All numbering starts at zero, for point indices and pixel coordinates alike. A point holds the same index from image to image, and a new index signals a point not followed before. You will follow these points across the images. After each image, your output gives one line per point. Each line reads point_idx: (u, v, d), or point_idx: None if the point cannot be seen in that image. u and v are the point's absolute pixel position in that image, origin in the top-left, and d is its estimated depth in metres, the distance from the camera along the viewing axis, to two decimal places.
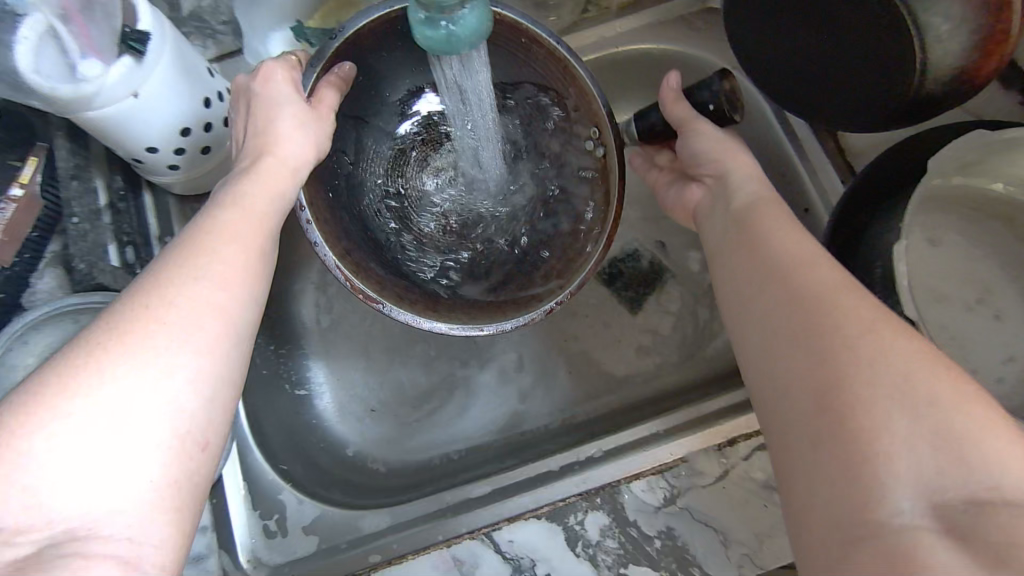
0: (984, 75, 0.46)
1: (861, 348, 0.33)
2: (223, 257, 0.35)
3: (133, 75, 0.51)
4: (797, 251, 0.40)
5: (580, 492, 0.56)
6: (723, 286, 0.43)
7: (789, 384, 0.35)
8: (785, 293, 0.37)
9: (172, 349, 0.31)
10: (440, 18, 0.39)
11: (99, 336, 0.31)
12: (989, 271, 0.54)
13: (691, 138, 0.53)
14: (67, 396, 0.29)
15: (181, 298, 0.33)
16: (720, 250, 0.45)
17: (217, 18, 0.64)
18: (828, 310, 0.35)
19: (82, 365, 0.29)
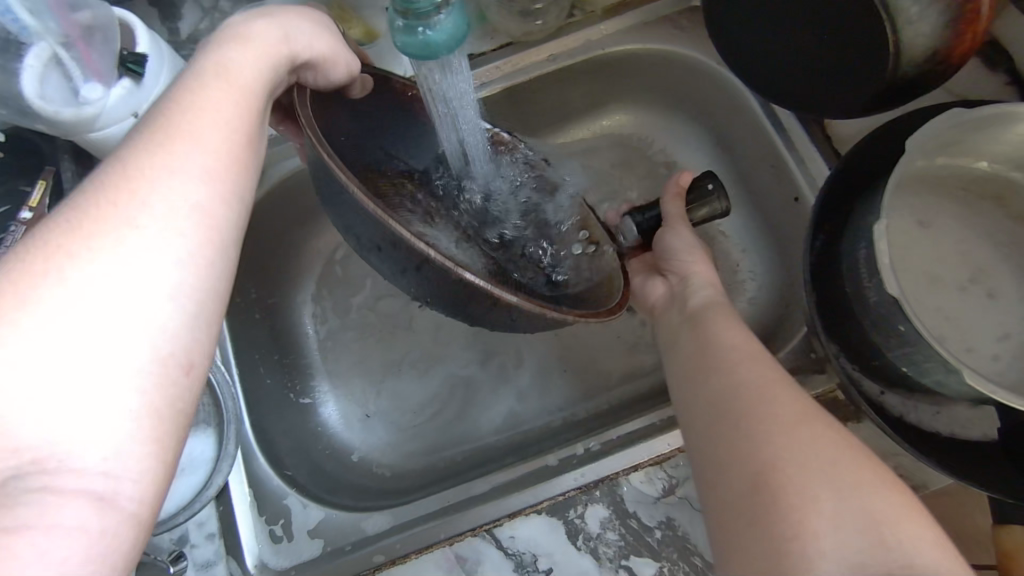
0: (959, 53, 0.46)
1: (778, 424, 0.39)
2: (189, 165, 0.32)
3: (133, 97, 0.53)
4: (739, 345, 0.46)
5: (579, 485, 0.57)
6: (677, 376, 0.48)
7: (728, 466, 0.39)
8: (730, 384, 0.43)
9: (130, 259, 0.28)
10: (418, 23, 0.40)
11: (47, 245, 0.28)
12: (980, 251, 0.54)
13: (670, 234, 0.58)
14: (23, 303, 0.26)
15: (139, 204, 0.30)
16: (677, 347, 0.50)
17: None
18: (760, 404, 0.40)
19: (33, 271, 0.27)
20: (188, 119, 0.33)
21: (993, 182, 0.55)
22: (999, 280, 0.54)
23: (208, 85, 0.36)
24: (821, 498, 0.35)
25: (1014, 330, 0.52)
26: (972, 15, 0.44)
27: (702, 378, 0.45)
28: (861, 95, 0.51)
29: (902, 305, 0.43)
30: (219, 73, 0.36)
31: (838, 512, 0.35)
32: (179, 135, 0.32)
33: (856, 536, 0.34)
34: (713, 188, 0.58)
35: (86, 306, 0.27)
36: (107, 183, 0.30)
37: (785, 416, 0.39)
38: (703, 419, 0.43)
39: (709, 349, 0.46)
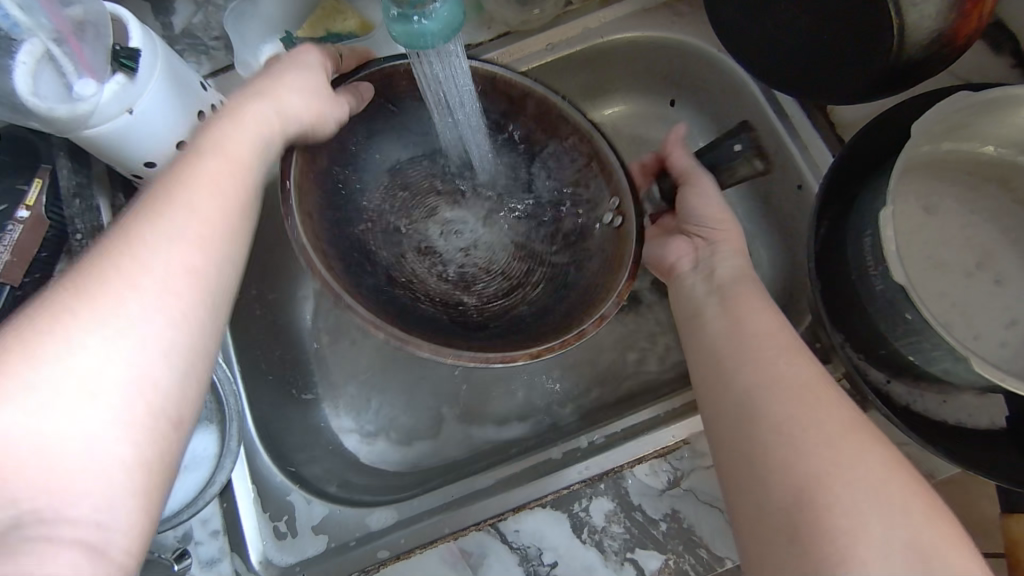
0: (963, 36, 0.45)
1: (814, 416, 0.40)
2: (160, 251, 0.34)
3: (126, 93, 0.52)
4: (771, 335, 0.45)
5: (583, 479, 0.56)
6: (701, 363, 0.47)
7: (768, 477, 0.39)
8: (764, 381, 0.42)
9: (112, 349, 0.32)
10: (414, 13, 0.39)
11: (30, 329, 0.31)
12: (987, 236, 0.54)
13: (692, 194, 0.55)
14: (33, 366, 0.30)
15: (125, 283, 0.33)
16: (700, 332, 0.49)
17: (208, 33, 0.67)
18: (800, 408, 0.40)
19: (28, 339, 0.30)
20: (181, 197, 0.37)
21: (999, 166, 0.54)
22: (1006, 265, 0.53)
23: (195, 162, 0.39)
24: (860, 485, 0.37)
25: (1021, 315, 0.51)
26: None
27: (733, 373, 0.44)
28: (864, 81, 0.51)
29: (908, 292, 0.43)
30: (216, 149, 0.40)
31: (880, 500, 0.36)
32: (163, 216, 0.35)
33: (898, 520, 0.35)
34: (741, 147, 0.53)
35: (84, 385, 0.31)
36: (97, 263, 0.33)
37: (816, 410, 0.40)
38: (732, 420, 0.42)
39: (737, 345, 0.45)
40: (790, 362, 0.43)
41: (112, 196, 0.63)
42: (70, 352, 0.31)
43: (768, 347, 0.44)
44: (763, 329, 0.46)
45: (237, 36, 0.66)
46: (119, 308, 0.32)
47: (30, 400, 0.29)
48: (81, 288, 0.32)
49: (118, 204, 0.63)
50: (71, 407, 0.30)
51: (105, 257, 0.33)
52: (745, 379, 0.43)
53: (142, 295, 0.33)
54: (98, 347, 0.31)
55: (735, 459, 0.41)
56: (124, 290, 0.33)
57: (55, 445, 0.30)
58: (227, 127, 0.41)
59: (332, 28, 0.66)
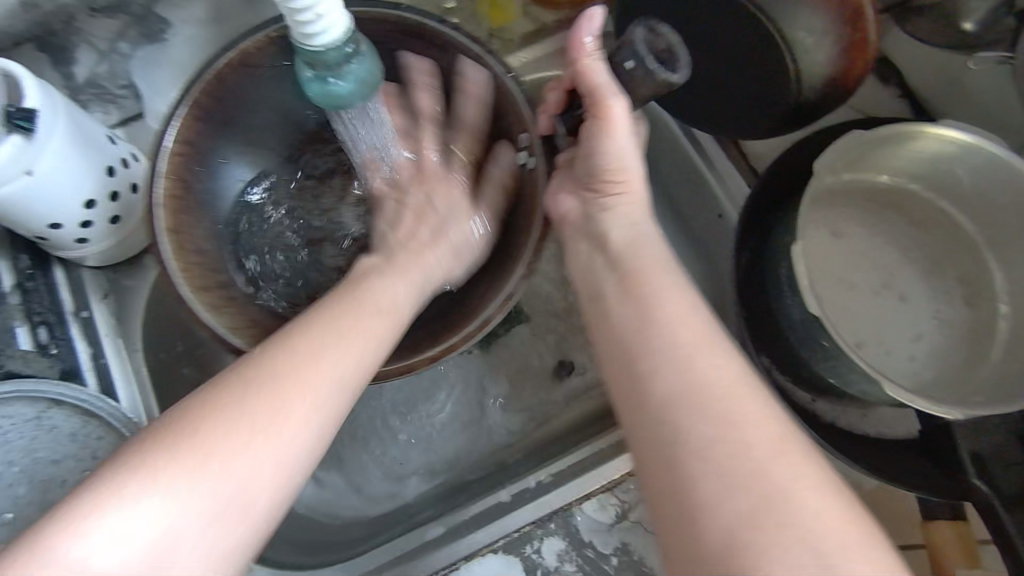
0: (853, 78, 0.49)
1: (735, 409, 0.36)
2: (315, 422, 0.38)
3: (24, 155, 0.49)
4: (681, 315, 0.40)
5: (535, 520, 0.56)
6: (610, 336, 0.42)
7: (700, 493, 0.35)
8: (684, 379, 0.38)
9: (247, 463, 0.36)
10: (330, 75, 0.39)
11: (157, 455, 0.35)
12: (889, 256, 0.58)
13: (600, 128, 0.46)
14: (147, 488, 0.34)
15: (269, 413, 0.37)
16: (605, 310, 0.43)
17: (115, 81, 0.62)
18: (726, 423, 0.36)
19: (84, 513, 0.33)
20: (304, 361, 0.39)
21: (895, 192, 0.58)
22: (909, 282, 0.57)
23: (348, 313, 0.42)
24: (795, 479, 0.35)
25: (924, 329, 0.55)
26: (861, 43, 0.47)
27: (642, 376, 0.39)
28: (766, 120, 0.54)
29: (822, 320, 0.45)
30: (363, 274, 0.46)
31: (813, 483, 0.35)
32: (308, 372, 0.38)
33: (833, 502, 0.34)
34: (637, 65, 0.45)
35: (205, 486, 0.35)
36: (227, 389, 0.37)
37: (738, 400, 0.37)
38: (655, 435, 0.37)
39: (645, 343, 0.40)
40: (703, 350, 0.39)
41: (15, 258, 0.60)
42: (186, 477, 0.35)
43: (684, 342, 0.39)
44: (673, 313, 0.40)
45: (146, 84, 0.63)
46: (254, 448, 0.36)
47: (160, 499, 0.34)
48: (195, 413, 0.36)
49: (22, 266, 0.60)
50: (188, 501, 0.34)
51: (237, 380, 0.37)
52: (670, 383, 0.38)
53: (256, 435, 0.36)
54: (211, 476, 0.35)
55: (665, 478, 0.36)
56: (247, 438, 0.36)
57: (175, 526, 0.34)
58: (391, 281, 0.46)
59: None
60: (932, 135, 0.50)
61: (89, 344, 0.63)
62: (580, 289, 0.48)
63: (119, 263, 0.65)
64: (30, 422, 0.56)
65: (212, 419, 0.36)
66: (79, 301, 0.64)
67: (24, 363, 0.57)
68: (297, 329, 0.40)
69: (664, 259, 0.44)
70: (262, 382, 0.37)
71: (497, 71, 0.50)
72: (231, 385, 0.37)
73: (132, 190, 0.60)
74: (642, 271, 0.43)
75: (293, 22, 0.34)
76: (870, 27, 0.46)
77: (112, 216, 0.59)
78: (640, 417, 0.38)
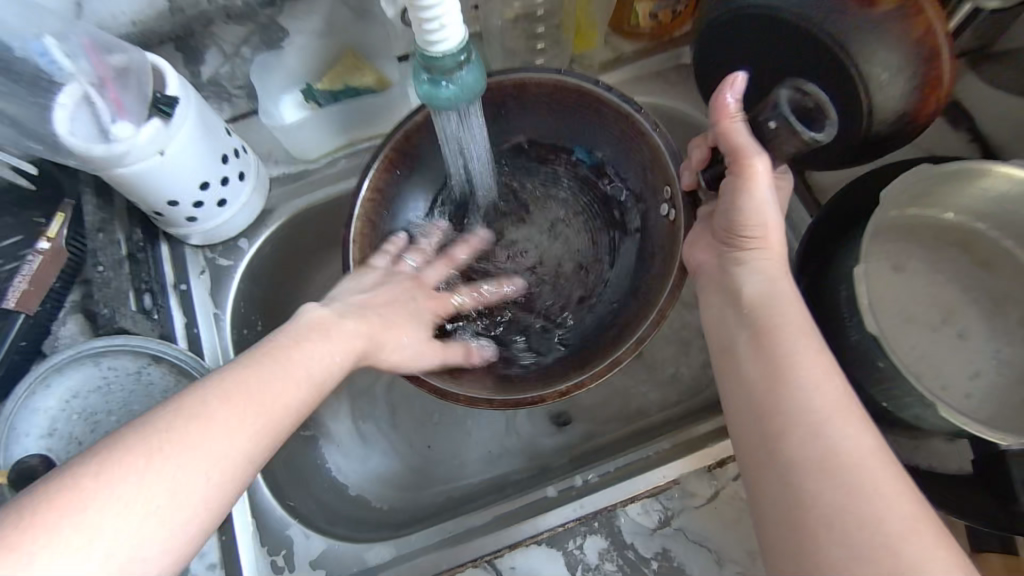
0: (926, 113, 0.51)
1: (882, 492, 0.37)
2: (172, 486, 0.36)
3: (159, 137, 0.56)
4: (817, 377, 0.41)
5: (578, 516, 0.58)
6: (736, 397, 0.44)
7: (833, 566, 0.35)
8: (816, 446, 0.38)
9: (104, 534, 0.34)
10: (442, 78, 0.43)
11: (69, 491, 0.34)
12: (951, 294, 0.59)
13: (740, 184, 0.47)
14: (61, 518, 0.33)
15: (135, 484, 0.35)
16: (734, 367, 0.45)
17: (234, 82, 0.70)
18: (863, 492, 0.36)
19: (40, 520, 0.33)
20: (204, 439, 0.38)
21: (961, 231, 0.59)
22: (969, 321, 0.58)
23: (258, 374, 0.42)
24: (933, 568, 0.34)
25: (982, 368, 0.56)
26: (935, 82, 0.49)
27: (785, 445, 0.40)
28: (839, 148, 0.56)
29: (880, 341, 0.47)
30: (266, 353, 0.44)
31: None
32: (202, 435, 0.38)
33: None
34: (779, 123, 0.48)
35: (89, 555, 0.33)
36: (129, 444, 0.36)
37: (886, 485, 0.37)
38: (781, 503, 0.38)
39: (774, 401, 0.41)
40: (850, 430, 0.39)
41: (130, 232, 0.67)
42: (80, 526, 0.33)
43: (821, 410, 0.39)
44: (810, 378, 0.41)
45: (262, 91, 0.70)
46: (106, 511, 0.34)
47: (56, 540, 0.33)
48: (108, 458, 0.36)
49: (134, 238, 0.67)
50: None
51: (151, 437, 0.37)
52: (803, 466, 0.38)
53: (124, 513, 0.34)
54: (113, 510, 0.34)
55: (800, 543, 0.37)
56: (164, 464, 0.36)
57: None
58: (318, 343, 0.46)
59: (353, 83, 0.69)
60: (1001, 174, 0.51)
61: (185, 315, 0.69)
62: (710, 341, 0.48)
63: (218, 244, 0.71)
64: (130, 376, 0.61)
65: (118, 451, 0.36)
66: (179, 275, 0.71)
67: (131, 321, 0.62)
68: (216, 401, 0.40)
69: (810, 329, 0.44)
70: (179, 433, 0.37)
71: (644, 127, 0.53)
72: (143, 438, 0.37)
73: (239, 178, 0.67)
74: (788, 339, 0.43)
75: (420, 27, 0.39)
76: (944, 65, 0.48)
77: (220, 199, 0.66)
78: (779, 480, 0.39)
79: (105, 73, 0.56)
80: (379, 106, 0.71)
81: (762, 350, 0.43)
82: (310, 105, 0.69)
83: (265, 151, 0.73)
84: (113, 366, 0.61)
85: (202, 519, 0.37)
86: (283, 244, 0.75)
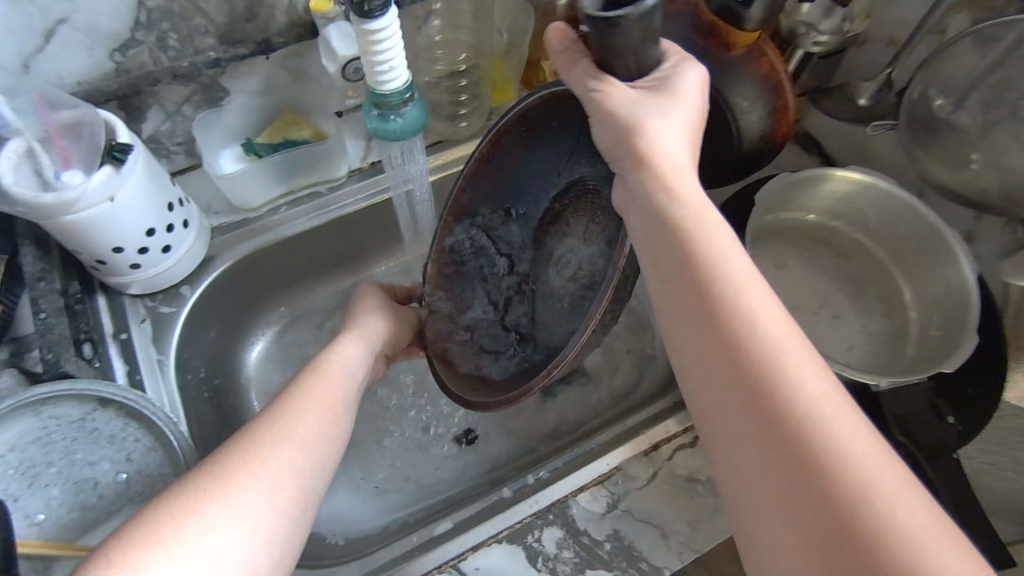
0: (782, 133, 0.63)
1: (826, 432, 0.34)
2: (255, 486, 0.43)
3: (111, 182, 0.58)
4: (753, 321, 0.38)
5: (534, 512, 0.62)
6: (678, 352, 0.41)
7: (786, 527, 0.34)
8: (749, 397, 0.36)
9: (212, 535, 0.40)
10: (390, 113, 0.50)
11: (182, 499, 0.41)
12: (824, 283, 0.70)
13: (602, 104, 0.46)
14: (193, 518, 0.40)
15: (225, 493, 0.42)
16: (668, 324, 0.42)
17: (173, 139, 0.74)
18: (814, 448, 0.33)
19: (176, 523, 0.39)
20: (284, 442, 0.46)
21: (823, 229, 0.71)
22: (841, 304, 0.69)
23: (316, 381, 0.53)
24: (896, 514, 0.31)
25: (856, 341, 0.67)
26: (784, 109, 0.60)
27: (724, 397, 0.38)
28: (723, 166, 0.66)
29: None
30: (318, 370, 0.55)
31: (921, 523, 0.31)
32: (268, 446, 0.46)
33: (947, 557, 0.31)
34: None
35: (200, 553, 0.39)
36: (205, 471, 0.43)
37: (836, 422, 0.34)
38: (733, 470, 0.37)
39: (714, 352, 0.38)
40: (788, 364, 0.36)
41: (67, 283, 0.67)
42: (185, 534, 0.39)
43: (760, 360, 0.36)
44: (745, 323, 0.38)
45: (204, 147, 0.74)
46: (207, 517, 0.40)
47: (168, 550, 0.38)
48: (190, 486, 0.42)
49: (72, 290, 0.67)
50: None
51: (220, 462, 0.44)
52: (743, 420, 0.36)
53: (224, 516, 0.41)
54: (211, 519, 0.40)
55: (753, 504, 0.36)
56: (264, 467, 0.44)
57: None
58: (339, 357, 0.57)
59: (290, 135, 0.76)
60: (840, 177, 0.64)
61: (126, 362, 0.69)
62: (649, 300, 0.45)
63: (159, 293, 0.72)
64: (74, 424, 0.60)
65: (200, 476, 0.43)
66: (119, 324, 0.70)
67: (76, 366, 0.62)
68: (269, 423, 0.48)
69: (732, 259, 0.41)
70: (245, 452, 0.45)
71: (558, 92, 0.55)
72: (219, 464, 0.44)
73: (184, 225, 0.69)
74: (708, 277, 0.40)
75: (372, 67, 0.46)
76: (788, 95, 0.60)
77: (165, 245, 0.68)
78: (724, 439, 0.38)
79: (54, 125, 0.60)
80: (319, 153, 0.76)
81: (684, 290, 0.40)
82: (249, 156, 0.75)
83: (205, 204, 0.77)
84: (54, 415, 0.59)
85: (288, 510, 0.44)
86: (224, 291, 0.77)
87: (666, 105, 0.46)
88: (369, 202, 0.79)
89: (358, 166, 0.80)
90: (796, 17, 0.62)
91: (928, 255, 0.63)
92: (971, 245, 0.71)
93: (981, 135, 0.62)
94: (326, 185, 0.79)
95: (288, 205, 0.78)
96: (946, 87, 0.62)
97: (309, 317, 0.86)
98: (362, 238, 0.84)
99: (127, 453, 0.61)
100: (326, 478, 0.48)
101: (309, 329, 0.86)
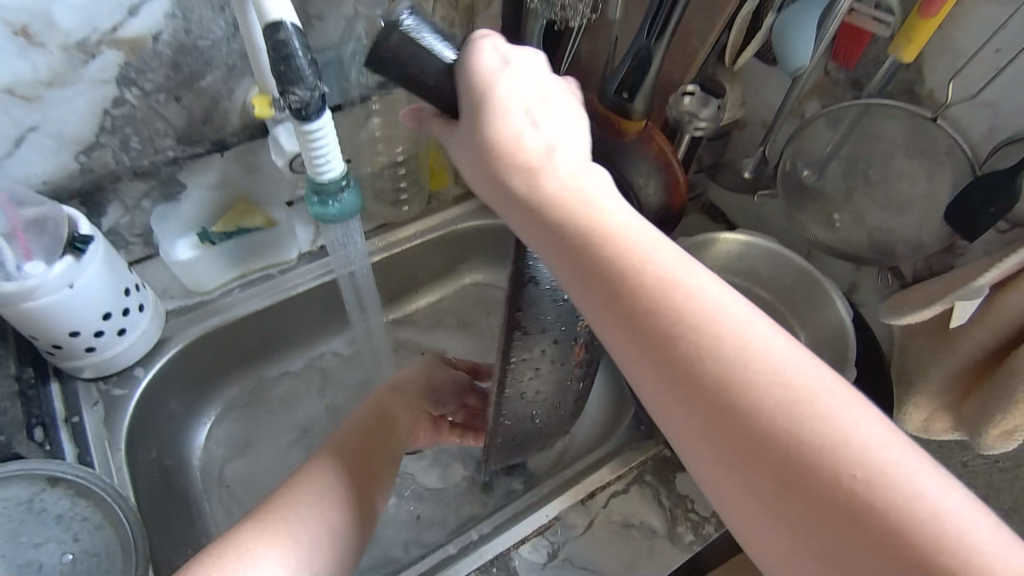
0: (678, 204, 0.73)
1: (771, 399, 0.35)
2: (312, 523, 0.50)
3: (71, 271, 0.63)
4: (666, 296, 0.38)
5: (477, 566, 0.65)
6: (613, 349, 0.41)
7: (768, 501, 0.34)
8: (681, 378, 0.37)
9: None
10: (330, 198, 0.57)
11: (278, 516, 0.49)
12: None
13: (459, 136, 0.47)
14: (288, 532, 0.48)
15: (279, 550, 0.47)
16: (598, 325, 0.41)
17: (132, 231, 0.80)
18: (772, 408, 0.34)
19: (278, 536, 0.48)
20: (352, 469, 0.57)
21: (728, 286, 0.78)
22: None
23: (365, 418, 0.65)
24: (864, 446, 0.33)
25: None
26: (676, 184, 0.71)
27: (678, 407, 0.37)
28: None
29: None
30: (362, 410, 0.66)
31: (889, 444, 0.33)
32: (331, 478, 0.55)
33: (926, 472, 0.33)
34: None
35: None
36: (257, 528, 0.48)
37: (766, 384, 0.35)
38: (710, 455, 0.36)
39: (646, 337, 0.38)
40: (721, 344, 0.36)
41: (20, 371, 0.70)
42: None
43: (683, 337, 0.37)
44: (665, 296, 0.38)
45: (161, 236, 0.80)
46: (295, 531, 0.49)
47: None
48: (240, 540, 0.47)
49: (26, 377, 0.70)
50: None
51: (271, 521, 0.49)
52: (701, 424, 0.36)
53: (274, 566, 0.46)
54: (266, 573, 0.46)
55: (738, 503, 0.36)
56: (333, 491, 0.54)
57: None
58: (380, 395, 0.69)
59: (243, 223, 0.81)
60: (729, 240, 0.74)
61: (76, 445, 0.70)
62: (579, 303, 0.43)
63: (112, 377, 0.75)
64: (22, 506, 0.61)
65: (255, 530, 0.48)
66: (70, 408, 0.72)
67: (29, 449, 0.66)
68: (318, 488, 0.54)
69: (635, 240, 0.41)
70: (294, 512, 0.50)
71: None
72: (273, 523, 0.49)
73: (140, 309, 0.74)
74: (629, 279, 0.39)
75: (311, 160, 0.53)
76: (679, 173, 0.70)
77: (120, 328, 0.72)
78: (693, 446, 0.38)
79: (16, 220, 0.64)
80: (271, 238, 0.83)
81: (610, 301, 0.40)
82: (204, 243, 0.80)
83: (162, 289, 0.82)
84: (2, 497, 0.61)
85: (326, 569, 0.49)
86: (176, 374, 0.80)
87: (505, 107, 0.45)
88: (318, 282, 0.85)
89: (307, 249, 0.87)
90: (681, 109, 0.73)
91: (811, 302, 0.71)
92: (853, 293, 0.80)
93: (844, 198, 0.73)
94: (278, 268, 0.85)
95: (241, 286, 0.83)
96: (809, 159, 0.74)
97: (260, 396, 0.89)
98: (312, 317, 0.89)
99: (73, 535, 0.62)
100: (371, 506, 0.58)
101: (260, 408, 0.89)
